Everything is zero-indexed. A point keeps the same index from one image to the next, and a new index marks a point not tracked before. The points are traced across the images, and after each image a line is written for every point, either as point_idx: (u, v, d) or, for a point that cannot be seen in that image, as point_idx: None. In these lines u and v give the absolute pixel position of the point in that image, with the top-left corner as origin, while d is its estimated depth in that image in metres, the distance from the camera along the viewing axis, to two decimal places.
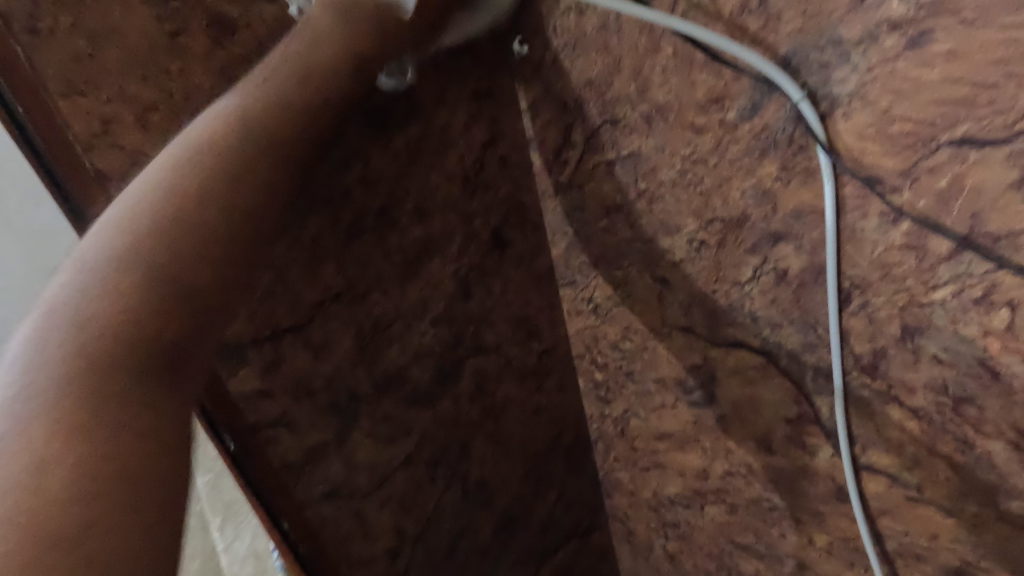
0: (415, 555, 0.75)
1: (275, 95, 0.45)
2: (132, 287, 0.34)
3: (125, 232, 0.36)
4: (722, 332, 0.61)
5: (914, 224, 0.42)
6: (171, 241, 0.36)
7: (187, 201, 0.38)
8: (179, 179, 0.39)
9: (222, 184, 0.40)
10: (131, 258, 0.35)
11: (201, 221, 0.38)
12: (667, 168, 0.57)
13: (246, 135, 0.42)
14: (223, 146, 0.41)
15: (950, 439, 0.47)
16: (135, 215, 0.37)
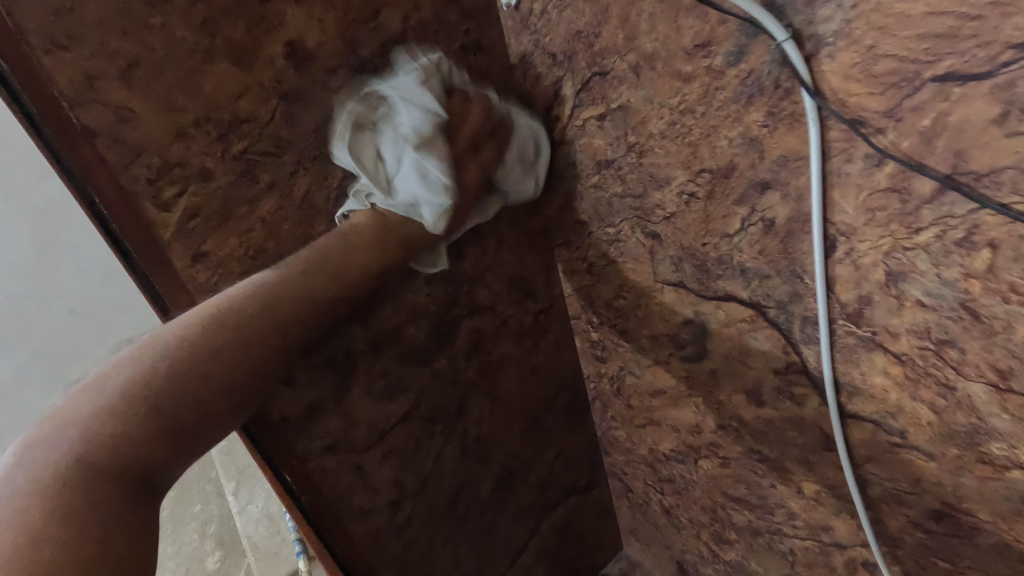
0: (416, 506, 0.79)
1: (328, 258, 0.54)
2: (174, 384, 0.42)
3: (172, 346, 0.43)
4: (712, 286, 0.62)
5: (897, 166, 0.41)
6: (193, 366, 0.43)
7: (200, 356, 0.44)
8: (204, 337, 0.44)
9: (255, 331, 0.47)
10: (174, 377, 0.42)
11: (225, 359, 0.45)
12: (656, 120, 0.57)
13: (298, 297, 0.51)
14: (262, 316, 0.48)
15: (933, 383, 0.48)
16: (163, 348, 0.43)
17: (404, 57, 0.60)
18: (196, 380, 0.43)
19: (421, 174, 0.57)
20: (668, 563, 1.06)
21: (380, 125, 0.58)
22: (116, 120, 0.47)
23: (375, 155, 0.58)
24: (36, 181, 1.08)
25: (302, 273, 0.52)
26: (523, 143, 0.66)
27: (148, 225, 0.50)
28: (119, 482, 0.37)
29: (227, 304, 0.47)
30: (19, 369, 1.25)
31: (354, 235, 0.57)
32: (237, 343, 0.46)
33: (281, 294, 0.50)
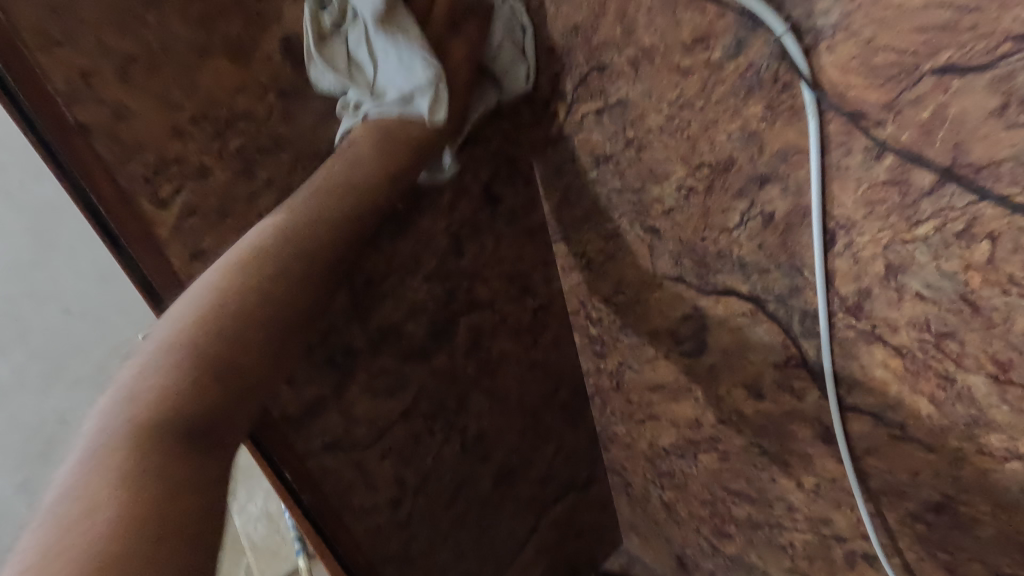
0: (416, 503, 0.79)
1: (353, 182, 0.53)
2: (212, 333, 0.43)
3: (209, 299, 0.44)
4: (711, 280, 0.62)
5: (897, 158, 0.41)
6: (230, 315, 0.44)
7: (226, 304, 0.44)
8: (225, 289, 0.44)
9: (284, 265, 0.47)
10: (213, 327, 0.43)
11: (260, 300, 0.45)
12: (654, 114, 0.56)
13: (323, 226, 0.50)
14: (283, 257, 0.47)
15: (933, 375, 0.48)
16: (198, 300, 0.44)
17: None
18: (231, 330, 0.43)
19: (402, 64, 0.53)
20: (669, 558, 1.06)
21: (352, 28, 0.54)
22: (113, 118, 0.47)
23: (351, 61, 0.54)
24: (33, 182, 1.08)
25: (317, 213, 0.50)
26: (505, 27, 0.61)
27: (146, 224, 0.50)
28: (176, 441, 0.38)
29: (252, 248, 0.47)
30: (16, 371, 1.21)
31: (363, 164, 0.53)
32: (263, 287, 0.46)
33: (301, 233, 0.49)
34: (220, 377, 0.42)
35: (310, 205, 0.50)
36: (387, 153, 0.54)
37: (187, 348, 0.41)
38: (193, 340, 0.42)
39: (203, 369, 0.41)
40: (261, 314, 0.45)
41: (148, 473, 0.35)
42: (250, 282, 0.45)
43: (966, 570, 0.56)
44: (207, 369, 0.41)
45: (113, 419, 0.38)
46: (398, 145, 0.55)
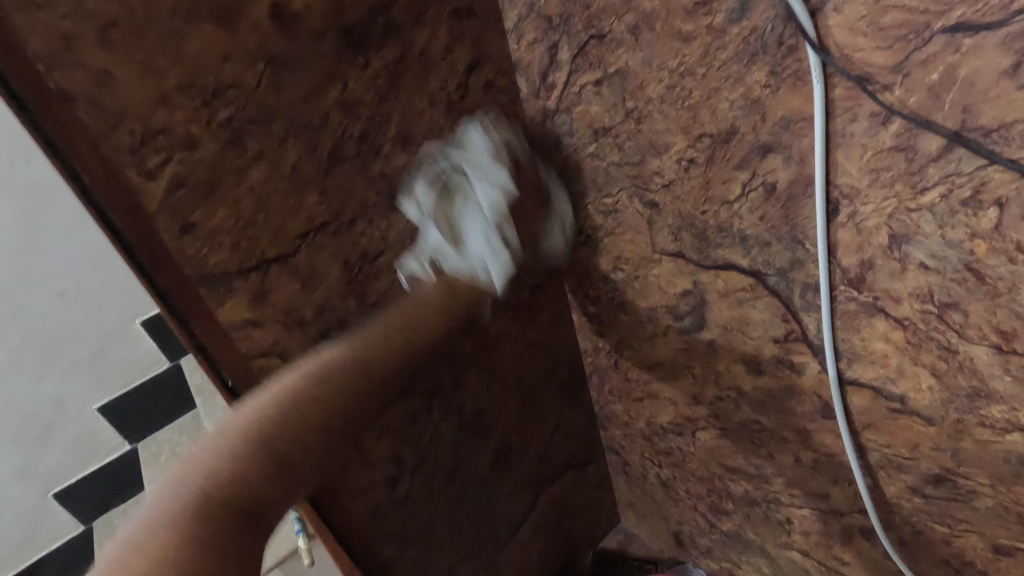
0: (414, 482, 0.79)
1: (415, 314, 0.61)
2: (286, 431, 0.51)
3: (292, 400, 0.52)
4: (711, 254, 0.61)
5: (904, 124, 0.40)
6: (302, 416, 0.52)
7: (287, 407, 0.52)
8: (292, 394, 0.52)
9: (351, 386, 0.55)
10: (286, 427, 0.51)
11: (329, 413, 0.53)
12: (655, 83, 0.55)
13: (385, 353, 0.58)
14: (353, 376, 0.55)
15: (934, 347, 0.47)
16: (283, 399, 0.52)
17: (466, 125, 0.67)
18: (289, 431, 0.51)
19: (486, 239, 0.63)
20: (665, 535, 1.07)
21: (463, 194, 0.64)
22: (96, 86, 0.45)
23: (450, 218, 0.63)
24: (22, 164, 1.07)
25: (379, 337, 0.59)
26: (561, 222, 0.73)
27: (132, 195, 0.49)
28: (221, 517, 0.46)
29: (335, 364, 0.55)
30: (11, 357, 1.16)
31: (422, 306, 0.62)
32: (320, 402, 0.53)
33: (365, 353, 0.57)
34: (270, 474, 0.50)
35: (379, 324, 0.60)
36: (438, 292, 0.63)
37: (260, 441, 0.50)
38: (255, 432, 0.50)
39: (255, 458, 0.49)
40: (313, 421, 0.52)
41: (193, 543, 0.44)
42: (313, 395, 0.53)
43: (962, 543, 0.57)
44: (260, 458, 0.50)
45: (184, 489, 0.47)
46: (450, 296, 0.63)
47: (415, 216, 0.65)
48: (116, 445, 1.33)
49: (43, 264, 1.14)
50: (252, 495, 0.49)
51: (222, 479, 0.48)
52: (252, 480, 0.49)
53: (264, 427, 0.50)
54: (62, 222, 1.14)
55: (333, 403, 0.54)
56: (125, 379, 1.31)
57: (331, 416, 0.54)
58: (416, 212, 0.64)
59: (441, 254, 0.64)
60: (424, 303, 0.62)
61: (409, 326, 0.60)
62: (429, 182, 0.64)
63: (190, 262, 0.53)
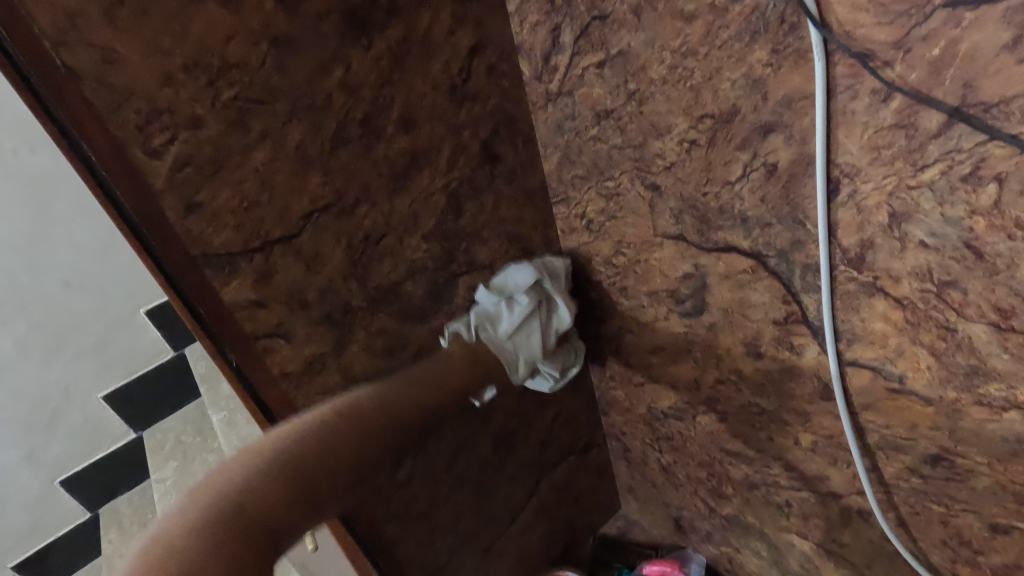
0: (416, 464, 0.80)
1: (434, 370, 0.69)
2: (315, 464, 0.58)
3: (327, 436, 0.60)
4: (712, 237, 0.61)
5: (905, 100, 0.41)
6: (332, 452, 0.59)
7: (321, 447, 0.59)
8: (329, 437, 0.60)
9: (376, 432, 0.63)
10: (317, 460, 0.59)
11: (353, 453, 0.61)
12: (657, 64, 0.55)
13: (409, 406, 0.66)
14: (380, 422, 0.63)
15: (933, 326, 0.48)
16: (320, 433, 0.59)
17: (555, 260, 0.80)
18: (314, 464, 0.58)
19: (533, 338, 0.75)
20: (665, 521, 1.08)
21: (537, 298, 0.76)
22: (101, 63, 0.45)
23: (519, 309, 0.74)
24: (26, 152, 1.08)
25: (406, 388, 0.67)
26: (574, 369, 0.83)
27: (138, 173, 0.49)
28: (247, 530, 0.53)
29: (369, 411, 0.63)
30: (18, 345, 1.16)
31: (452, 368, 0.70)
32: (352, 445, 0.61)
33: (392, 406, 0.65)
34: (294, 499, 0.57)
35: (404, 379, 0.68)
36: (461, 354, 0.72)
37: (293, 469, 0.57)
38: (289, 463, 0.57)
39: (284, 484, 0.57)
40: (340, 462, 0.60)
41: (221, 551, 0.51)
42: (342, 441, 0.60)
43: (959, 522, 0.57)
44: (288, 482, 0.57)
45: (221, 498, 0.53)
46: (474, 359, 0.72)
47: (488, 299, 0.75)
48: (121, 432, 1.36)
49: (45, 253, 1.15)
50: (275, 514, 0.56)
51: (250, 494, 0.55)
52: (277, 502, 0.56)
53: (300, 456, 0.58)
54: (63, 212, 1.14)
55: (358, 447, 0.62)
56: (130, 368, 1.32)
57: (354, 455, 0.61)
58: (492, 298, 0.75)
59: (493, 337, 0.73)
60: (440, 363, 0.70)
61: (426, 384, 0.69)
62: (518, 283, 0.76)
63: (195, 241, 0.53)
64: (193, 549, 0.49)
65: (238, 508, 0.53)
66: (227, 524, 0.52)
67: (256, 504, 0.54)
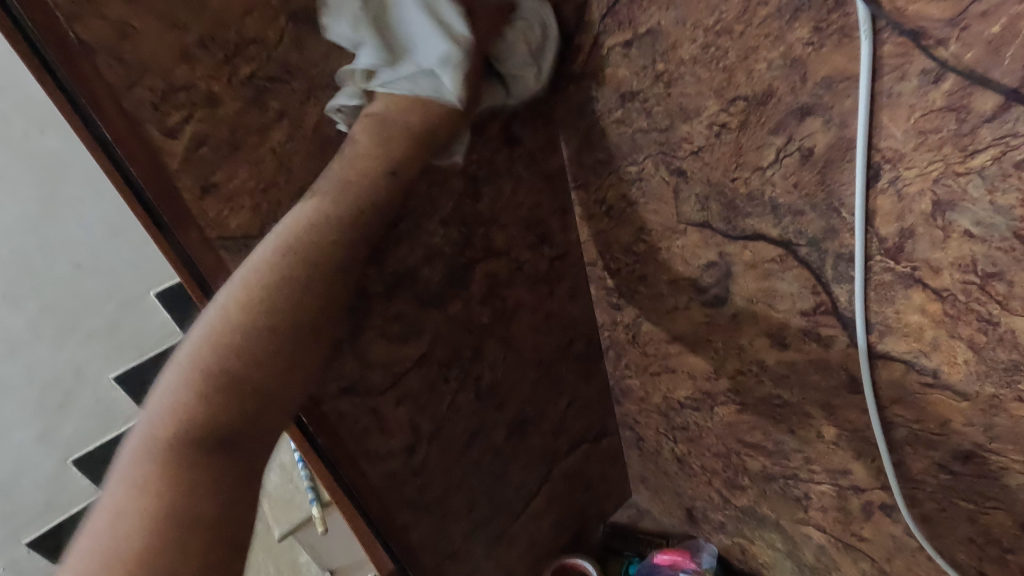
0: (431, 450, 0.79)
1: (353, 185, 0.53)
2: (230, 338, 0.45)
3: (228, 310, 0.47)
4: (740, 224, 0.59)
5: (958, 81, 0.39)
6: (243, 321, 0.46)
7: (229, 331, 0.46)
8: (234, 314, 0.46)
9: (290, 274, 0.48)
10: (229, 337, 0.45)
11: (271, 311, 0.47)
12: (689, 44, 0.53)
13: (329, 228, 0.51)
14: (290, 261, 0.49)
15: (974, 319, 0.46)
16: (217, 314, 0.47)
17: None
18: (231, 356, 0.45)
19: (430, 38, 0.53)
20: (677, 510, 1.07)
21: None
22: (119, 37, 0.44)
23: (375, 15, 0.53)
24: (37, 135, 1.06)
25: (315, 212, 0.51)
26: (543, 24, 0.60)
27: (154, 152, 0.48)
28: (194, 456, 0.42)
29: (269, 257, 0.49)
30: (30, 325, 1.17)
31: (351, 162, 0.53)
32: (260, 301, 0.47)
33: (298, 246, 0.49)
34: (230, 394, 0.44)
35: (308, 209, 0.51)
36: (371, 141, 0.54)
37: (207, 359, 0.45)
38: (203, 363, 0.45)
39: (207, 383, 0.44)
40: (269, 329, 0.47)
41: (163, 490, 0.40)
42: (250, 306, 0.47)
43: (989, 520, 0.56)
44: (216, 395, 0.44)
45: (146, 435, 0.43)
46: (386, 138, 0.54)
47: (344, 39, 0.52)
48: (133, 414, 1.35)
49: (53, 235, 1.14)
50: (223, 422, 0.44)
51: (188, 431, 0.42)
52: (213, 410, 0.43)
53: (207, 342, 0.45)
54: (72, 194, 1.13)
55: (272, 300, 0.47)
56: (141, 350, 1.31)
57: (273, 311, 0.47)
58: (348, 33, 0.52)
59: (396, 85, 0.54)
60: (359, 178, 0.53)
61: (343, 201, 0.52)
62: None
63: (211, 222, 0.52)
64: (129, 506, 0.39)
65: (178, 437, 0.42)
66: (163, 459, 0.41)
67: (188, 423, 0.43)
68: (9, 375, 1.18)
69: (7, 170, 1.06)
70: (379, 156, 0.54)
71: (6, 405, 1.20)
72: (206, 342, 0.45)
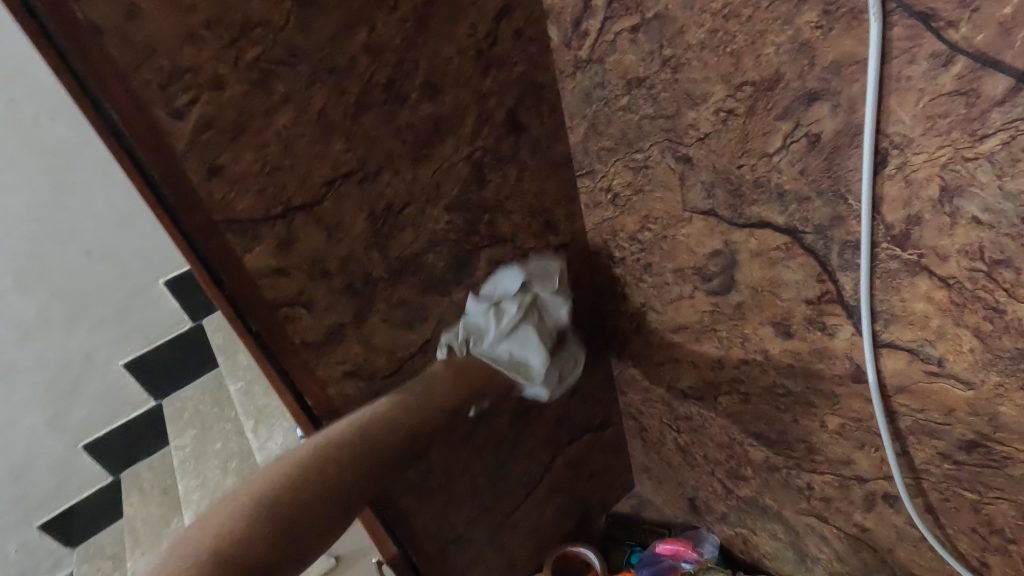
0: (435, 436, 0.80)
1: (423, 388, 0.68)
2: (292, 484, 0.57)
3: (301, 461, 0.58)
4: (745, 212, 0.59)
5: (968, 65, 0.38)
6: (308, 475, 0.58)
7: (287, 486, 0.56)
8: (296, 474, 0.57)
9: (354, 446, 0.61)
10: (292, 485, 0.57)
11: (332, 475, 0.59)
12: (696, 28, 0.53)
13: (398, 428, 0.65)
14: (359, 437, 0.62)
15: (980, 307, 0.46)
16: (293, 462, 0.59)
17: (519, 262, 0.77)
18: (288, 500, 0.56)
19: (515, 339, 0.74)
20: (679, 501, 1.08)
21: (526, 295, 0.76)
22: (123, 17, 0.44)
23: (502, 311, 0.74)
24: (45, 122, 1.08)
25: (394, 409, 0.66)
26: (569, 370, 0.83)
27: (160, 135, 0.48)
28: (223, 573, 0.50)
29: (349, 430, 0.62)
30: (41, 311, 1.18)
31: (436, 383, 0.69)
32: (328, 464, 0.59)
33: (371, 430, 0.63)
34: (271, 532, 0.54)
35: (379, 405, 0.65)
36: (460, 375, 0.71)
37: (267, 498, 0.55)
38: (263, 499, 0.55)
39: (259, 517, 0.54)
40: (325, 496, 0.58)
41: None
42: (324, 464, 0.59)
43: (993, 510, 0.56)
44: (262, 529, 0.53)
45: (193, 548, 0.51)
46: (478, 380, 0.72)
47: (486, 322, 0.74)
48: (141, 399, 1.38)
49: (62, 222, 1.15)
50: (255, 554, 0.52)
51: (234, 556, 0.51)
52: (254, 540, 0.53)
53: (274, 481, 0.56)
54: (80, 181, 1.14)
55: (335, 464, 0.59)
56: (150, 338, 1.33)
57: (332, 473, 0.59)
58: (493, 312, 0.74)
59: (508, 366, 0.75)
60: (435, 391, 0.68)
61: (412, 406, 0.66)
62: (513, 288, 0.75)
63: (217, 206, 0.53)
64: None
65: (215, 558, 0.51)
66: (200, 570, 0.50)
67: (228, 545, 0.52)
68: (20, 360, 1.19)
69: (17, 158, 1.07)
70: (453, 377, 0.70)
71: (19, 389, 1.20)
72: (262, 490, 0.56)
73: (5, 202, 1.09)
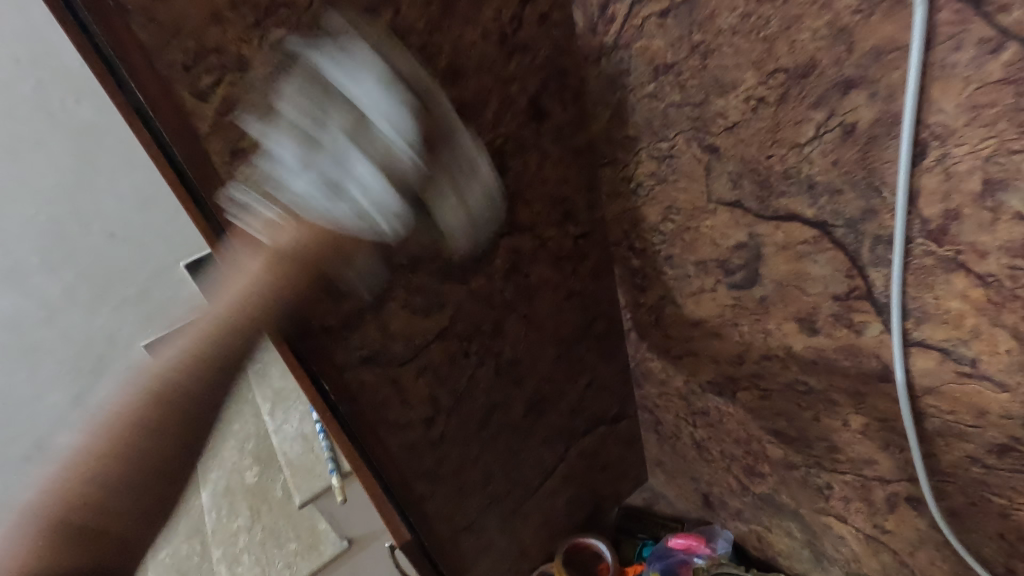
0: (449, 423, 0.80)
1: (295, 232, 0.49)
2: (159, 390, 0.46)
3: (178, 356, 0.47)
4: (773, 204, 0.58)
5: (1018, 53, 0.36)
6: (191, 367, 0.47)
7: (163, 387, 0.46)
8: (161, 376, 0.46)
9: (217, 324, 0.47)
10: (160, 380, 0.46)
11: (206, 356, 0.47)
12: (728, 13, 0.51)
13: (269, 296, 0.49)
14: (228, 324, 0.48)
15: (1019, 307, 0.45)
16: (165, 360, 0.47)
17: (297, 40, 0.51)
18: (169, 390, 0.46)
19: (343, 164, 0.49)
20: (693, 496, 1.07)
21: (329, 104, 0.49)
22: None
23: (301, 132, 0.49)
24: (71, 104, 1.01)
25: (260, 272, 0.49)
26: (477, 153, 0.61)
27: (186, 115, 0.49)
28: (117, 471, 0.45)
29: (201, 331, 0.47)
30: (65, 291, 1.19)
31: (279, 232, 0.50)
32: (202, 362, 0.47)
33: (235, 307, 0.48)
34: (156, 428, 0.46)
35: (118, 403, 0.45)
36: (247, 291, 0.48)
37: (137, 410, 0.45)
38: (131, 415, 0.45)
39: (141, 420, 0.45)
40: (205, 379, 0.47)
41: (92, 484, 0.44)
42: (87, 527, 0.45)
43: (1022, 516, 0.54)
44: (150, 427, 0.46)
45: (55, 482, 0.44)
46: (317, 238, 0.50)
47: (285, 160, 0.49)
48: None
49: (90, 207, 1.13)
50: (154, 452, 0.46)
51: (132, 459, 0.45)
52: (143, 440, 0.45)
53: (138, 387, 0.46)
54: (106, 168, 1.10)
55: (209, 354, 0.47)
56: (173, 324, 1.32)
57: (208, 365, 0.47)
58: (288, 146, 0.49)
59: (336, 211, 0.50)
60: (206, 342, 0.47)
61: (207, 348, 0.47)
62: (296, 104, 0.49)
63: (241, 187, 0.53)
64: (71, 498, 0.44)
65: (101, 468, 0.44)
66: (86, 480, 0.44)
67: (103, 464, 0.44)
68: (48, 337, 1.22)
69: (42, 142, 1.03)
70: (231, 312, 0.48)
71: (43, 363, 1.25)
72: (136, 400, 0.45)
73: (33, 186, 1.06)
